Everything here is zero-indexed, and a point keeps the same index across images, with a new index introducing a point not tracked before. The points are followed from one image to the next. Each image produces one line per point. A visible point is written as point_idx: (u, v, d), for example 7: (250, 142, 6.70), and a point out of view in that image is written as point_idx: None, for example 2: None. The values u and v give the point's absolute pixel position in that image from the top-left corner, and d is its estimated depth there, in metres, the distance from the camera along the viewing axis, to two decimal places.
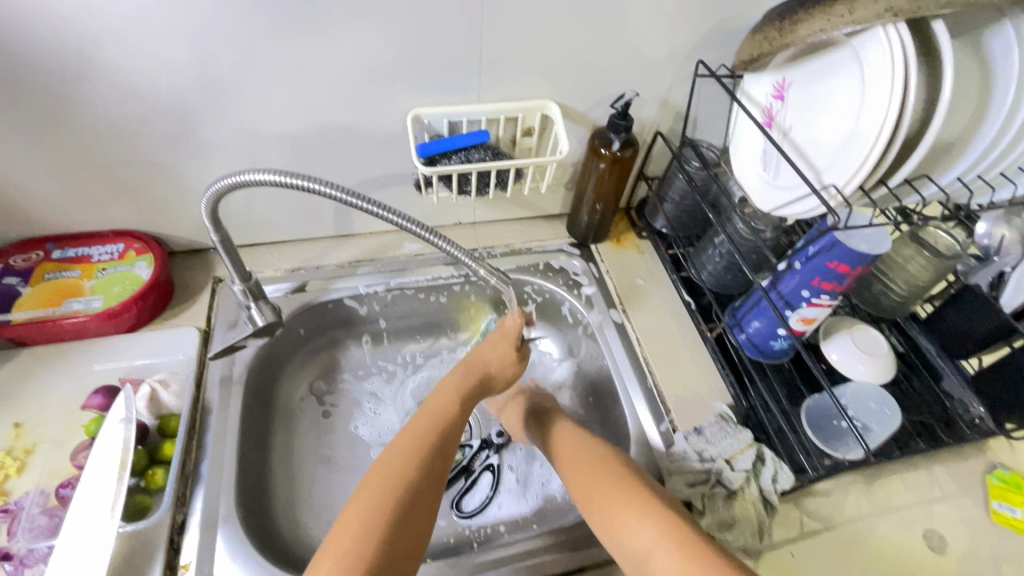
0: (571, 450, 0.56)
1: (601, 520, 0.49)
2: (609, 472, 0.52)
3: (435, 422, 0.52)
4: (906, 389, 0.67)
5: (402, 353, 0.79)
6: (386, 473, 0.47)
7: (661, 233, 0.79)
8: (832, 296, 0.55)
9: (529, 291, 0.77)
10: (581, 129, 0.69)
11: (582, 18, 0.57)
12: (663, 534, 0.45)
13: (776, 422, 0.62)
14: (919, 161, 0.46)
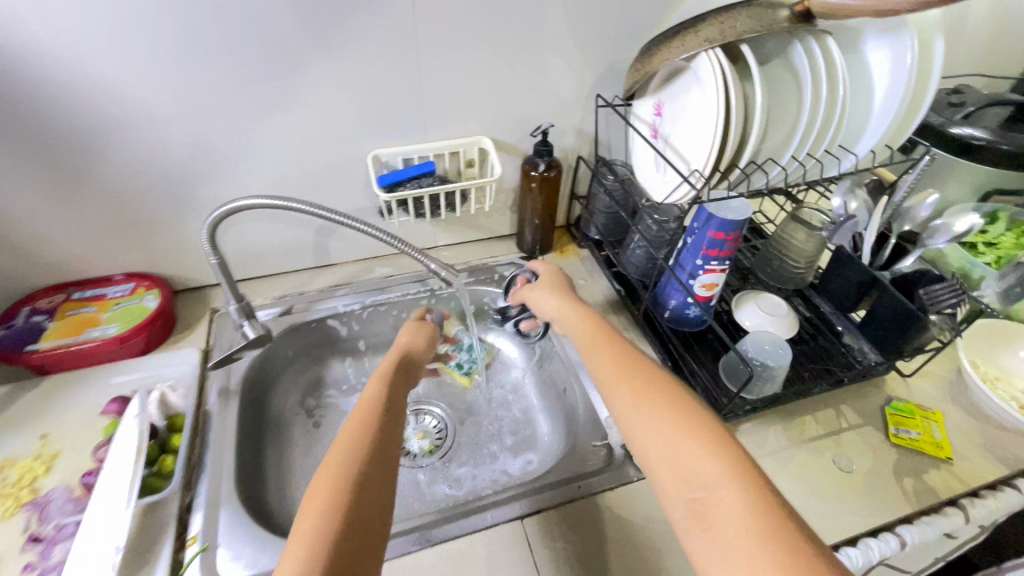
0: (631, 365, 0.53)
1: (660, 446, 0.45)
2: (671, 400, 0.47)
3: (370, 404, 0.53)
4: (814, 345, 0.77)
5: None
6: (342, 455, 0.46)
7: (596, 241, 0.92)
8: (721, 262, 0.67)
9: (488, 301, 0.91)
10: (514, 158, 0.84)
11: (499, 69, 0.73)
12: (735, 476, 0.40)
13: (703, 379, 0.71)
14: (753, 143, 0.60)
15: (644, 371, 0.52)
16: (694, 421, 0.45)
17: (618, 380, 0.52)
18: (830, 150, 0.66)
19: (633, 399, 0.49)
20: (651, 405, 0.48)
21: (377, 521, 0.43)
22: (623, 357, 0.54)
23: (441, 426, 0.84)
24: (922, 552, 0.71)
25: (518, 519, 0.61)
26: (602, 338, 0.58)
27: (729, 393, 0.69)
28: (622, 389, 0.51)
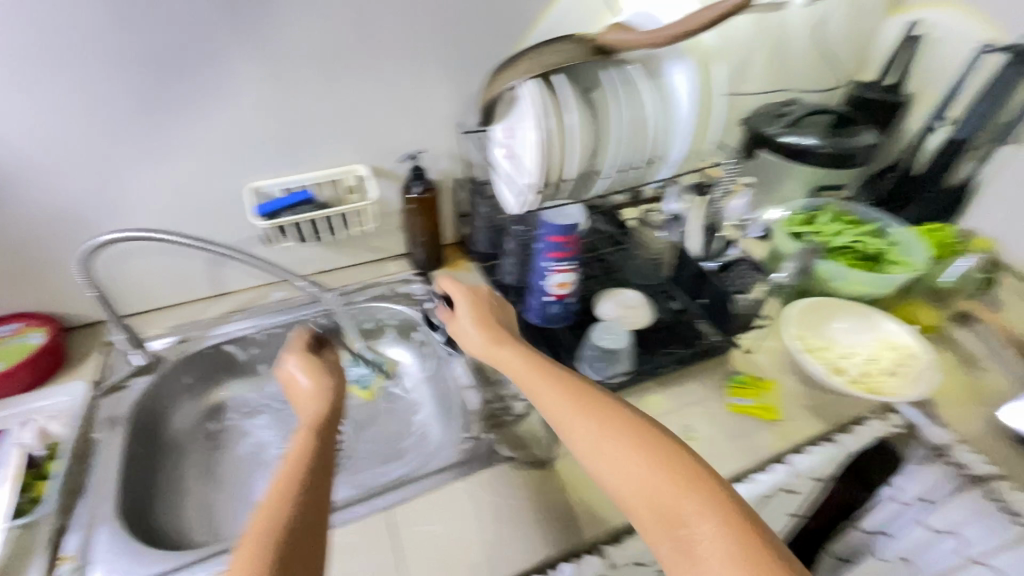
0: (583, 399, 0.53)
1: (640, 493, 0.46)
2: (642, 444, 0.48)
3: (297, 464, 0.49)
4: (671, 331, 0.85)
5: (283, 386, 0.94)
6: (262, 526, 0.43)
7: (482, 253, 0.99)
8: (567, 262, 0.76)
9: (383, 317, 0.97)
10: (393, 182, 0.92)
11: (363, 103, 0.82)
12: (719, 510, 0.43)
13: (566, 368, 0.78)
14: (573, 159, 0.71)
15: (601, 407, 0.52)
16: (669, 464, 0.46)
17: (585, 420, 0.51)
18: (649, 160, 0.77)
19: (596, 436, 0.50)
20: (613, 440, 0.49)
21: None
22: (577, 391, 0.54)
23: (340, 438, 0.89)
24: (775, 510, 0.80)
25: (389, 509, 0.66)
26: (548, 373, 0.57)
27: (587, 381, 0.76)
28: (586, 435, 0.50)
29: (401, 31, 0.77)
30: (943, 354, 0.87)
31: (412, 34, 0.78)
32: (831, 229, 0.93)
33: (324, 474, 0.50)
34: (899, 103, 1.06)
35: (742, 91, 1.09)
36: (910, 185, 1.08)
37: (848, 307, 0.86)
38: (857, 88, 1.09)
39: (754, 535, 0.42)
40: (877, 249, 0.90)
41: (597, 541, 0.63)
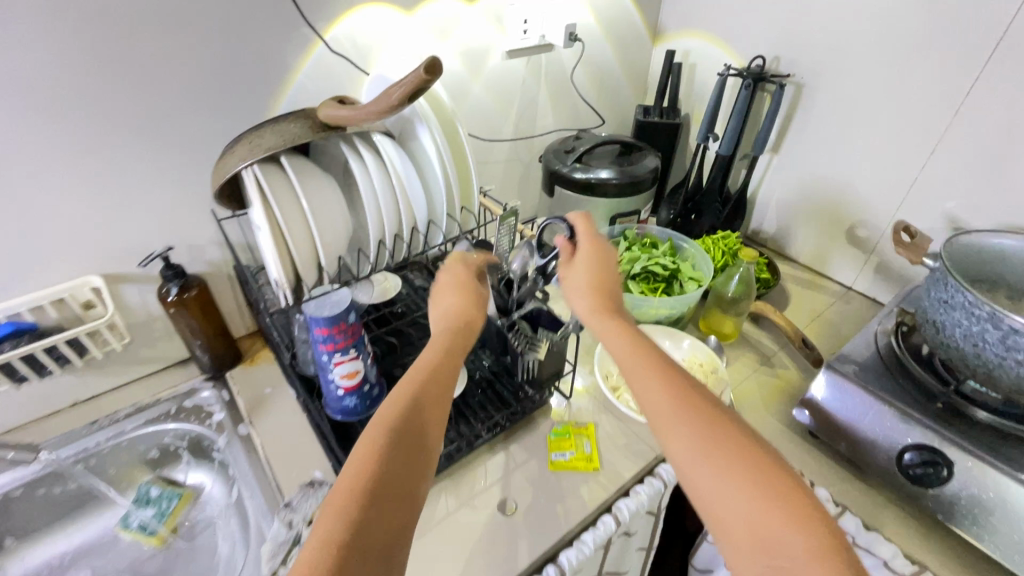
0: (698, 401, 0.48)
1: (737, 518, 0.42)
2: (756, 458, 0.44)
3: (404, 391, 0.51)
4: (492, 395, 0.79)
5: (39, 558, 0.75)
6: (374, 437, 0.46)
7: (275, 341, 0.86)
8: (345, 352, 0.68)
9: (170, 440, 0.83)
10: (150, 285, 0.79)
11: (75, 206, 0.68)
12: (826, 557, 0.38)
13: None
14: (320, 241, 0.66)
15: (716, 417, 0.47)
16: (769, 479, 0.43)
17: (677, 418, 0.47)
18: (417, 224, 0.75)
19: (695, 447, 0.45)
20: (727, 458, 0.44)
21: (399, 503, 0.44)
22: (688, 391, 0.50)
23: None
24: (618, 554, 0.79)
25: None
26: (640, 338, 0.54)
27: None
28: (686, 436, 0.46)
29: (104, 122, 0.66)
30: (743, 358, 0.92)
31: (122, 122, 0.67)
32: (629, 257, 0.95)
33: (444, 400, 0.52)
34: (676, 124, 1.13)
35: (536, 130, 1.10)
36: (699, 198, 1.16)
37: (653, 334, 0.88)
38: (640, 113, 1.15)
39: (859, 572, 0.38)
40: (669, 269, 0.93)
41: None
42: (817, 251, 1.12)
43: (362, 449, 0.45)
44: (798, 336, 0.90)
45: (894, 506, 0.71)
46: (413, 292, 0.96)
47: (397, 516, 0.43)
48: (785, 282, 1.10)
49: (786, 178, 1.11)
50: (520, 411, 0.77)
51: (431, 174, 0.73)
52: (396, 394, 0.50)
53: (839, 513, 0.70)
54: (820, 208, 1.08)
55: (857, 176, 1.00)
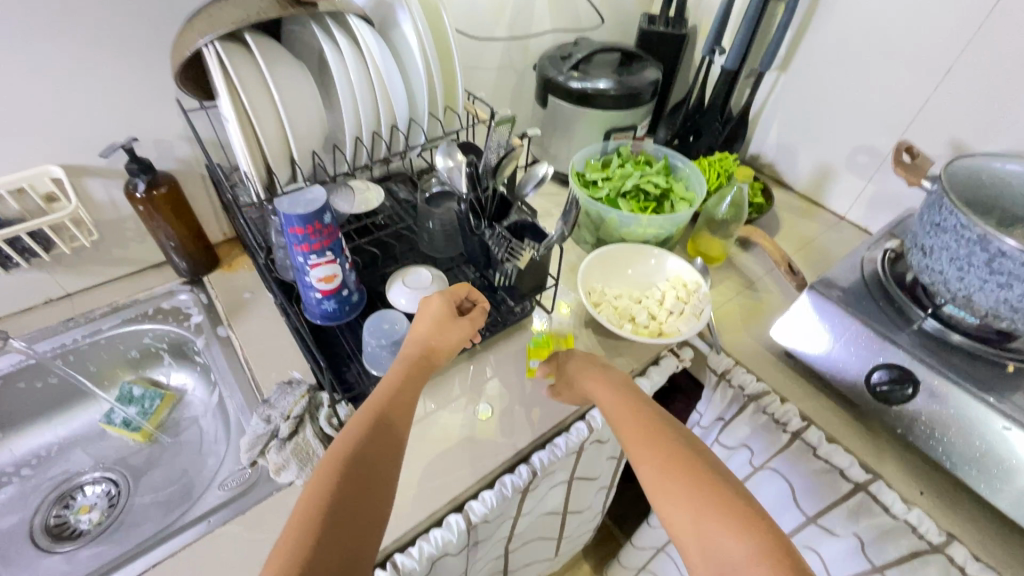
0: (665, 435, 0.53)
1: (691, 529, 0.46)
2: (704, 476, 0.49)
3: (369, 412, 0.52)
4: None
5: (24, 448, 0.77)
6: (335, 457, 0.47)
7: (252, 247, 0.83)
8: (322, 255, 0.66)
9: (150, 340, 0.83)
10: (116, 179, 0.75)
11: (26, 87, 0.63)
12: (763, 557, 0.42)
13: (357, 378, 0.71)
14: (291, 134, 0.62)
15: (681, 447, 0.52)
16: (721, 497, 0.47)
17: (648, 451, 0.52)
18: (397, 124, 0.70)
19: (661, 472, 0.50)
20: (684, 479, 0.49)
21: (361, 516, 0.44)
22: (660, 430, 0.54)
23: (109, 496, 0.76)
24: (591, 460, 0.83)
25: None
26: (630, 395, 0.60)
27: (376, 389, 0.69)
28: (654, 468, 0.51)
29: None
30: (728, 281, 0.92)
31: None
32: (620, 174, 0.91)
33: (409, 406, 0.55)
34: (683, 34, 1.05)
35: (532, 33, 1.02)
36: (699, 118, 1.11)
37: (638, 253, 0.87)
38: (644, 21, 1.07)
39: (795, 571, 0.41)
40: (661, 188, 0.90)
41: (394, 549, 0.60)
42: (814, 178, 1.09)
43: (321, 471, 0.46)
44: (783, 260, 0.89)
45: (856, 423, 0.74)
46: (394, 203, 0.93)
47: (366, 509, 0.45)
48: (778, 209, 1.08)
49: (793, 98, 1.06)
50: (500, 322, 0.77)
51: (413, 67, 0.68)
52: (359, 415, 0.52)
53: (804, 427, 0.73)
54: (823, 133, 1.04)
55: (866, 98, 0.95)
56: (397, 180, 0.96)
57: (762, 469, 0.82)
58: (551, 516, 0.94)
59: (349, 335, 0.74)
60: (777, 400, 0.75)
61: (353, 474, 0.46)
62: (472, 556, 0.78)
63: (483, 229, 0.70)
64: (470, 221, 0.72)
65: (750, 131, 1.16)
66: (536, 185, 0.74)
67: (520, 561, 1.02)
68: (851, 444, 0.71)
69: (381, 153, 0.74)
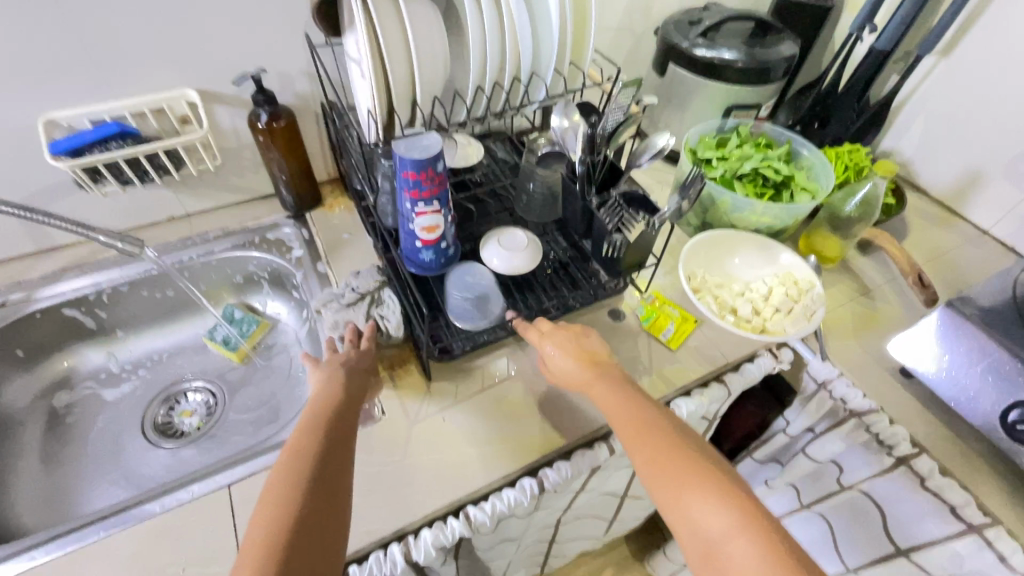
0: (643, 415, 0.54)
1: (672, 506, 0.47)
2: (681, 451, 0.50)
3: (308, 422, 0.52)
4: (565, 277, 0.76)
5: (140, 350, 0.84)
6: (283, 471, 0.47)
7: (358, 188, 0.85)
8: (429, 203, 0.65)
9: (254, 268, 0.87)
10: (241, 109, 0.78)
11: (175, 10, 0.65)
12: (745, 527, 0.44)
13: (446, 328, 0.71)
14: (416, 79, 0.62)
15: (657, 423, 0.53)
16: (700, 471, 0.48)
17: (630, 431, 0.53)
18: (517, 76, 0.67)
19: (643, 449, 0.51)
20: (664, 456, 0.50)
21: (325, 525, 0.44)
22: (639, 408, 0.55)
23: (207, 405, 0.82)
24: None
25: (226, 485, 0.59)
26: (608, 370, 0.60)
27: (463, 343, 0.70)
28: (643, 453, 0.51)
29: None
30: (841, 284, 0.84)
31: None
32: (738, 154, 0.85)
33: (353, 417, 0.56)
34: (829, 5, 0.94)
35: None
36: (832, 103, 1.00)
37: (747, 242, 0.81)
38: None
39: (780, 542, 0.43)
40: (783, 175, 0.83)
41: (466, 501, 0.61)
42: (957, 184, 0.96)
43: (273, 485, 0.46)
44: (913, 270, 0.81)
45: (975, 460, 0.66)
46: (494, 162, 0.91)
47: (333, 517, 0.45)
48: (908, 212, 0.97)
49: (950, 89, 0.93)
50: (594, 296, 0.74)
51: (542, 17, 0.64)
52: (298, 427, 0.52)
53: (913, 454, 0.66)
54: (980, 133, 0.91)
55: None
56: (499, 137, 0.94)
57: (851, 491, 0.76)
58: (609, 497, 0.92)
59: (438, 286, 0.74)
60: (886, 420, 0.69)
61: (309, 500, 0.45)
62: (532, 520, 0.79)
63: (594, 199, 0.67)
64: (580, 186, 0.70)
65: (887, 122, 1.04)
66: (655, 155, 0.68)
67: (569, 534, 1.02)
68: (966, 481, 0.64)
69: (495, 104, 0.72)
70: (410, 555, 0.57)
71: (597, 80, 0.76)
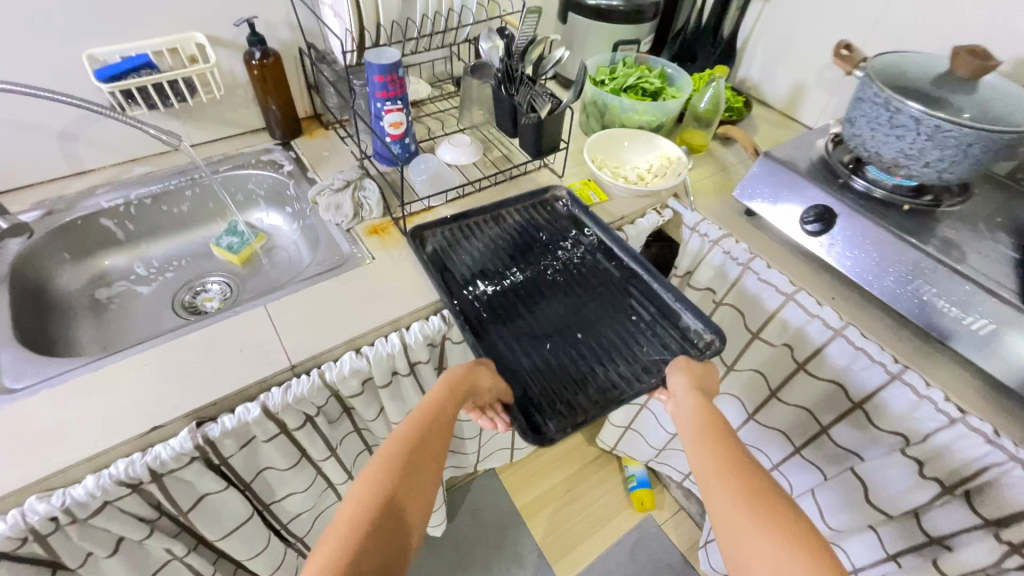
0: (747, 479, 0.58)
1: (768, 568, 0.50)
2: (784, 517, 0.53)
3: (387, 468, 0.59)
4: (654, 336, 0.81)
5: (159, 255, 1.03)
6: (356, 505, 0.55)
7: (434, 260, 0.87)
8: (394, 102, 0.89)
9: (252, 185, 1.07)
10: (236, 52, 0.99)
11: None
12: None
13: (543, 408, 0.73)
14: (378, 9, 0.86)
15: (758, 485, 0.57)
16: (793, 537, 0.51)
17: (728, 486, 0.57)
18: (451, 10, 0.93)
19: (741, 510, 0.55)
20: (764, 520, 0.53)
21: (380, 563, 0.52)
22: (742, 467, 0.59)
23: (224, 291, 1.01)
24: None
25: (261, 306, 0.80)
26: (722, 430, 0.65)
27: (564, 422, 0.71)
28: (738, 505, 0.55)
29: None
30: (707, 165, 1.14)
31: None
32: (623, 73, 1.13)
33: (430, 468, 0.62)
34: None
35: None
36: (696, 42, 1.31)
37: (633, 134, 1.10)
38: None
39: None
40: (656, 86, 1.12)
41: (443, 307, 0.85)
42: (790, 96, 1.29)
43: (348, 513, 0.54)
44: (751, 147, 1.11)
45: (792, 258, 0.96)
46: (557, 224, 0.96)
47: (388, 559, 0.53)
48: (757, 120, 1.29)
49: (776, 25, 1.26)
50: (675, 331, 0.82)
51: None
52: (386, 464, 0.59)
53: (751, 258, 0.96)
54: (799, 54, 1.23)
55: (834, 21, 1.14)
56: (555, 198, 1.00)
57: (723, 306, 1.05)
58: None
59: (531, 363, 0.78)
60: (733, 241, 0.98)
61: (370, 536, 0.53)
62: None
63: (519, 97, 0.94)
64: (505, 90, 0.96)
65: (740, 57, 1.36)
66: (558, 60, 0.94)
67: None
68: (786, 269, 0.94)
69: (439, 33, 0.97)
70: (403, 338, 0.81)
71: (511, 17, 1.02)
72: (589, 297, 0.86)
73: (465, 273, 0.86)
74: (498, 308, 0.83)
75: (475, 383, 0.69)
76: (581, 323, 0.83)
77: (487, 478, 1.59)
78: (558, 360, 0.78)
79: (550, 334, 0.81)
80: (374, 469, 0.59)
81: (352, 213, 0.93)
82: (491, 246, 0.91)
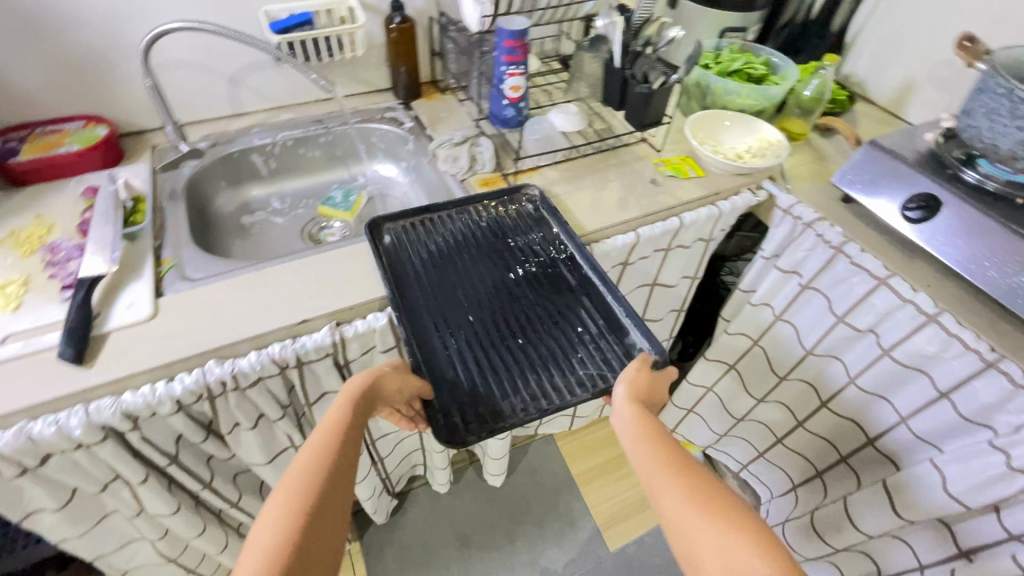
0: (695, 484, 0.56)
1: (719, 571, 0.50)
2: (737, 521, 0.53)
3: (311, 467, 0.55)
4: (595, 351, 0.75)
5: (292, 192, 1.17)
6: (281, 511, 0.51)
7: (388, 254, 0.83)
8: (517, 66, 0.98)
9: (375, 138, 1.19)
10: (377, 17, 1.11)
11: None
12: None
13: (462, 409, 0.67)
14: None
15: (708, 491, 0.56)
16: (744, 540, 0.51)
17: (678, 490, 0.56)
18: None
19: (692, 517, 0.54)
20: (715, 524, 0.53)
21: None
22: (690, 473, 0.57)
23: (345, 227, 1.11)
24: (673, 264, 1.12)
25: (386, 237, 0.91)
26: (664, 440, 0.61)
27: (480, 429, 0.65)
28: (689, 514, 0.54)
29: None
30: (805, 153, 1.15)
31: None
32: (728, 58, 1.17)
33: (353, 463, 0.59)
34: None
35: None
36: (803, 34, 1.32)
37: (733, 117, 1.13)
38: None
39: None
40: (761, 72, 1.15)
41: None
42: (898, 93, 1.27)
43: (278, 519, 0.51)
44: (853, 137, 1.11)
45: (887, 246, 0.97)
46: (521, 225, 0.91)
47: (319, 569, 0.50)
48: (860, 115, 1.28)
49: (891, 20, 1.24)
50: (617, 346, 0.75)
51: None
52: (307, 463, 0.56)
53: (845, 242, 0.97)
54: (914, 50, 1.22)
55: (956, 17, 1.12)
56: (526, 197, 0.95)
57: (808, 289, 1.06)
58: None
59: (457, 364, 0.72)
60: (828, 224, 0.99)
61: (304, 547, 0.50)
62: None
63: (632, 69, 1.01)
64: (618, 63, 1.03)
65: (847, 52, 1.35)
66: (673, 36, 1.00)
67: None
68: (881, 255, 0.95)
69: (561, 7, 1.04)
70: None
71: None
72: (537, 299, 0.81)
73: (416, 265, 0.83)
74: (438, 304, 0.78)
75: (393, 386, 0.65)
76: (523, 328, 0.77)
77: (544, 443, 1.67)
78: (483, 363, 0.72)
79: (486, 333, 0.76)
80: (293, 469, 0.55)
81: (467, 166, 1.02)
82: (450, 241, 0.87)
